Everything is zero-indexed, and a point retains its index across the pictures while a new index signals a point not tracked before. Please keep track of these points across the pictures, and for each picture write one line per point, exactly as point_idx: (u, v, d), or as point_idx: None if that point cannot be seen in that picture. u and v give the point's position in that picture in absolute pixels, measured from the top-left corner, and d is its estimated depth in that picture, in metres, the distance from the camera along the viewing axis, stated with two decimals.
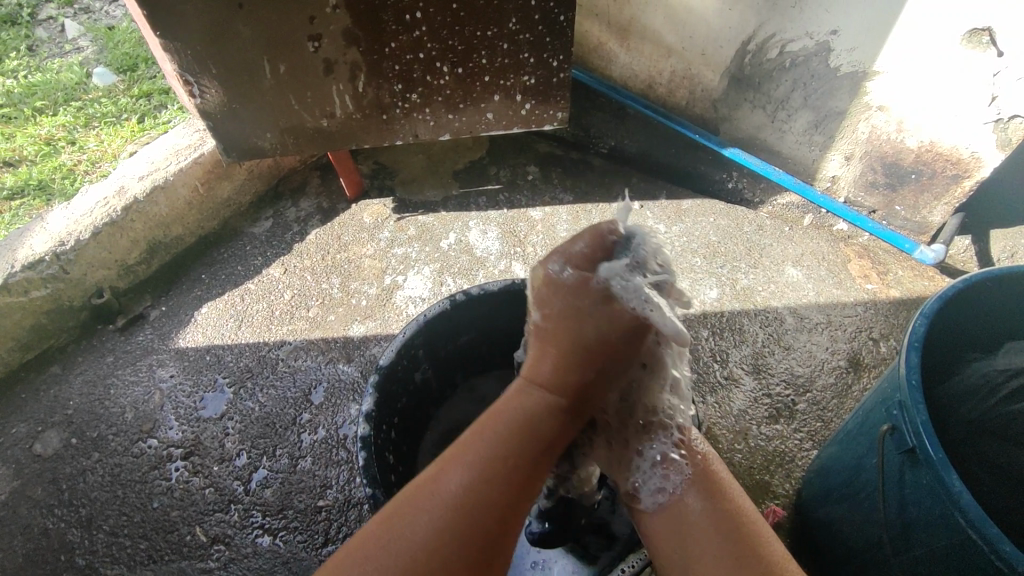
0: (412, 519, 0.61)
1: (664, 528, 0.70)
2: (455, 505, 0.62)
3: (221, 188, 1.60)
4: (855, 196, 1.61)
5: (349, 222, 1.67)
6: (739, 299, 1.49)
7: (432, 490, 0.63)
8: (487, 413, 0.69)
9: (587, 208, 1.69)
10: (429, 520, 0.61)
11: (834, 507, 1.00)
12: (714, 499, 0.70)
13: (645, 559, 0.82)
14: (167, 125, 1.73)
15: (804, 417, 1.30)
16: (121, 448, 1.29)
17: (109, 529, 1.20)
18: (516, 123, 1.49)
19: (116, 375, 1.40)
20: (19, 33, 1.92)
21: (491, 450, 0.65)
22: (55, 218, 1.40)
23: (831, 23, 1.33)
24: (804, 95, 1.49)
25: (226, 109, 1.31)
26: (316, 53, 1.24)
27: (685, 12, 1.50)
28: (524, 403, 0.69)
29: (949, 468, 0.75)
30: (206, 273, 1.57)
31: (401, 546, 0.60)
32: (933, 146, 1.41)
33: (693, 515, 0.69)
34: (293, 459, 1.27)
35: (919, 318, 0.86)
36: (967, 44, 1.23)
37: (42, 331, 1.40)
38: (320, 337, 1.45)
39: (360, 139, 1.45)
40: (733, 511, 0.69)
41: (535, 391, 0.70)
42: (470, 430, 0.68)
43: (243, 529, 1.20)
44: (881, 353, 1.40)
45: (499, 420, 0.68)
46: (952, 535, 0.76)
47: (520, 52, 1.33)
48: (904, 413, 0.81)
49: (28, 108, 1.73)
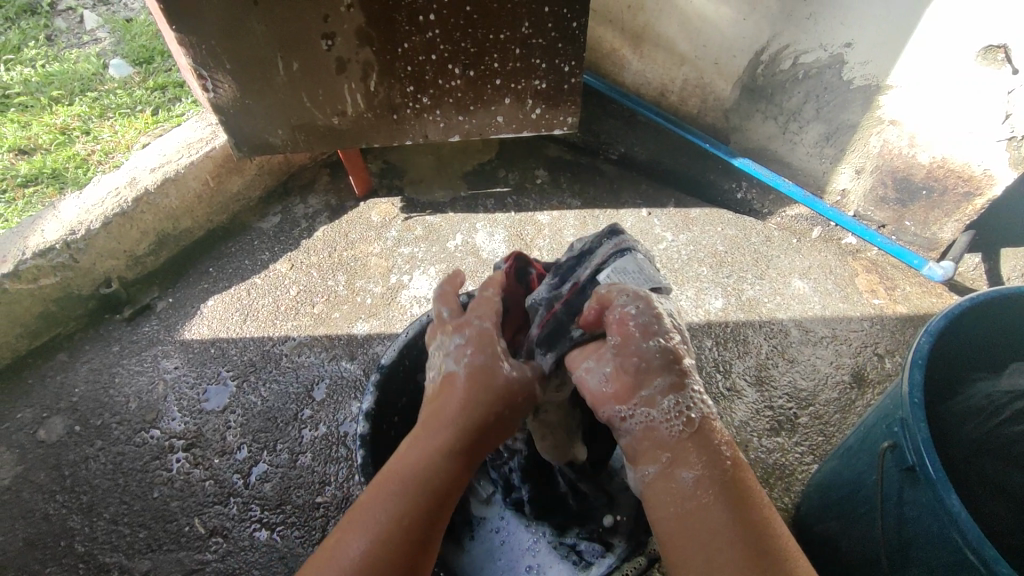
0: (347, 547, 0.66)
1: (677, 525, 0.69)
2: (386, 522, 0.68)
3: (232, 182, 1.61)
4: (865, 210, 1.60)
5: (357, 220, 1.67)
6: (744, 309, 1.49)
7: (370, 514, 0.69)
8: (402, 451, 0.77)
9: (595, 213, 1.69)
10: (361, 541, 0.67)
11: (833, 523, 0.99)
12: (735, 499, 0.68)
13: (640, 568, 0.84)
14: (180, 118, 1.75)
15: (806, 431, 1.30)
16: (124, 437, 1.30)
17: (110, 516, 1.21)
18: (526, 127, 1.49)
19: (122, 364, 1.41)
20: (38, 22, 1.94)
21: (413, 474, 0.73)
22: (67, 207, 1.41)
23: (846, 35, 1.32)
24: (816, 107, 1.48)
25: (238, 104, 1.32)
26: (329, 52, 1.25)
27: (699, 20, 1.49)
28: (435, 438, 0.77)
29: (950, 488, 0.74)
30: (214, 266, 1.58)
31: (345, 562, 0.65)
32: (945, 162, 1.40)
33: (716, 518, 0.67)
34: (293, 454, 1.28)
35: (924, 335, 0.86)
36: (982, 61, 1.22)
37: (50, 318, 1.42)
38: (324, 334, 1.45)
39: (370, 138, 1.46)
40: (753, 510, 0.68)
41: (442, 429, 0.78)
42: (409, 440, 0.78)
43: (241, 522, 1.20)
44: (886, 368, 1.39)
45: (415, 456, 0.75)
46: (950, 556, 0.76)
47: (531, 56, 1.33)
48: (905, 430, 0.81)
49: (44, 97, 1.75)
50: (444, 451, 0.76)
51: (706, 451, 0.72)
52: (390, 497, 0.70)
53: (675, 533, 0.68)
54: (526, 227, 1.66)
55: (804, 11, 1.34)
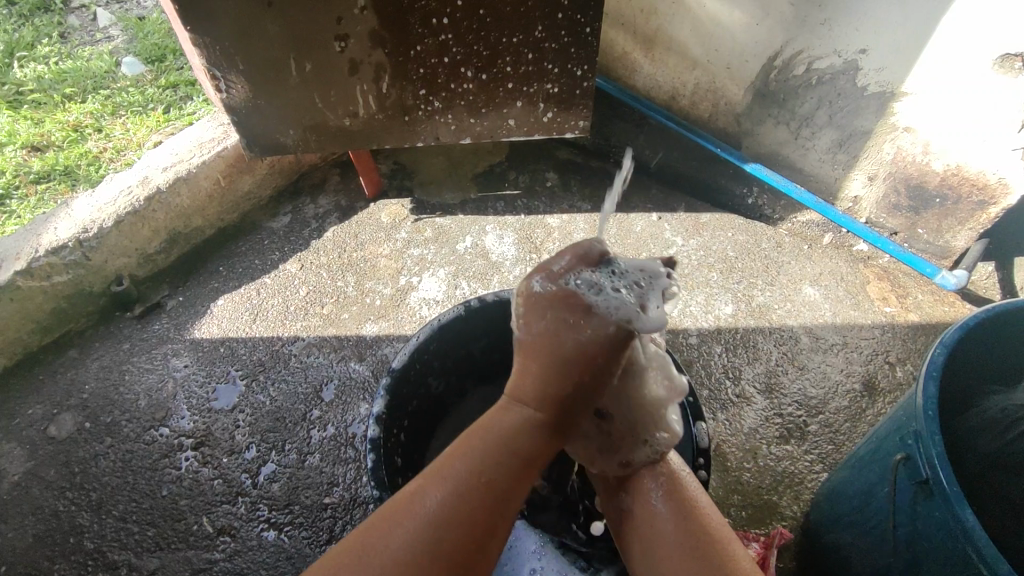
0: (420, 504, 0.67)
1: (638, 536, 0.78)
2: (465, 498, 0.67)
3: (242, 181, 1.61)
4: (877, 217, 1.60)
5: (366, 221, 1.68)
6: (754, 316, 1.48)
7: (449, 480, 0.68)
8: (484, 418, 0.74)
9: (605, 217, 1.69)
10: (435, 504, 0.67)
11: (843, 533, 0.98)
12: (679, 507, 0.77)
13: None
14: (192, 117, 1.75)
15: (815, 439, 1.29)
16: (133, 435, 1.31)
17: (119, 514, 1.22)
18: (537, 130, 1.49)
19: (132, 361, 1.42)
20: (52, 20, 1.95)
21: (496, 444, 0.71)
22: (80, 205, 1.42)
23: (860, 42, 1.31)
24: (829, 113, 1.47)
25: (251, 105, 1.33)
26: (342, 53, 1.25)
27: (712, 24, 1.49)
28: (515, 422, 0.73)
29: (964, 503, 0.73)
30: (224, 265, 1.59)
31: (417, 525, 0.65)
32: (959, 170, 1.39)
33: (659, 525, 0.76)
34: (301, 454, 1.28)
35: (939, 347, 0.85)
36: (999, 69, 1.21)
37: (61, 315, 1.42)
38: (333, 335, 1.46)
39: (381, 140, 1.46)
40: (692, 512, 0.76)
41: (525, 410, 0.74)
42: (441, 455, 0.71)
43: (249, 522, 1.20)
44: (897, 377, 1.38)
45: (489, 431, 0.73)
46: (963, 571, 0.75)
47: (544, 60, 1.33)
48: (919, 443, 0.80)
49: (57, 94, 1.76)
50: (516, 437, 0.72)
51: (654, 471, 0.82)
52: (466, 464, 0.70)
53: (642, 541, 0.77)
54: (536, 229, 1.65)
55: (819, 16, 1.33)
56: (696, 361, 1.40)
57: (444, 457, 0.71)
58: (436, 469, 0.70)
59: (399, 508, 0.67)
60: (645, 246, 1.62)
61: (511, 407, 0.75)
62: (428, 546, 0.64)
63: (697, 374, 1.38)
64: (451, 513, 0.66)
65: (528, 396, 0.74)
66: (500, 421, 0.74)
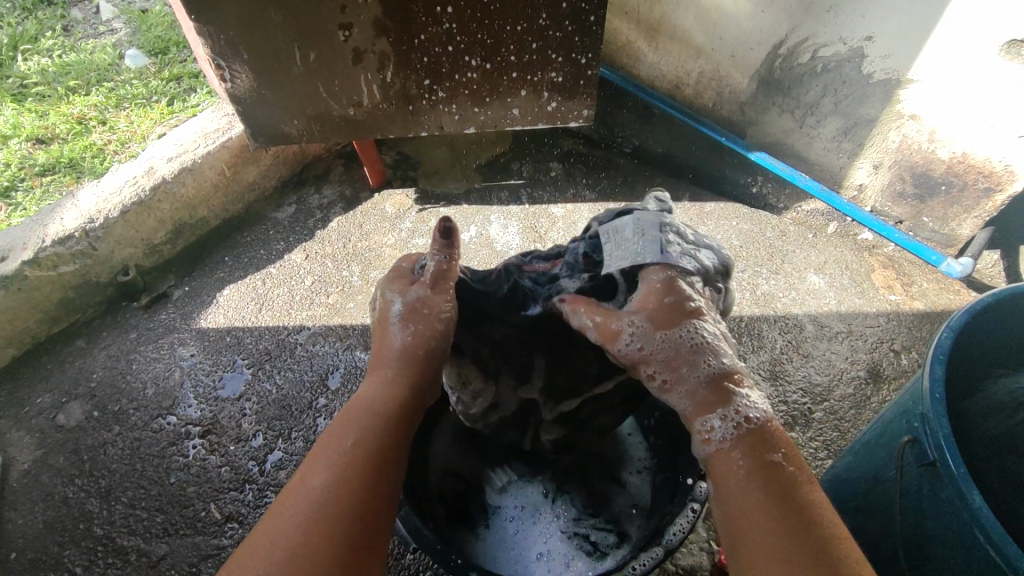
0: (308, 485, 0.64)
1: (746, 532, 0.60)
2: (348, 458, 0.66)
3: (247, 172, 1.62)
4: (882, 205, 1.59)
5: (371, 211, 1.68)
6: (759, 304, 1.48)
7: (330, 450, 0.67)
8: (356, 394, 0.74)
9: (608, 206, 1.69)
10: (324, 476, 0.64)
11: (849, 518, 0.99)
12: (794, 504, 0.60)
13: (655, 559, 0.85)
14: (196, 109, 1.76)
15: (820, 426, 1.29)
16: (141, 423, 1.32)
17: (127, 501, 1.23)
18: (541, 119, 1.49)
19: (139, 351, 1.42)
20: (55, 13, 1.96)
21: (368, 407, 0.71)
22: (85, 195, 1.42)
23: (866, 29, 1.31)
24: (834, 101, 1.47)
25: (256, 94, 1.33)
26: (347, 41, 1.25)
27: (717, 13, 1.48)
28: (385, 383, 0.73)
29: (971, 484, 0.74)
30: (229, 255, 1.59)
31: (306, 501, 0.62)
32: (965, 158, 1.39)
33: (760, 518, 0.60)
34: (308, 442, 1.29)
35: (945, 331, 0.85)
36: (1005, 55, 1.20)
37: (68, 305, 1.43)
38: (338, 324, 1.46)
39: (385, 129, 1.46)
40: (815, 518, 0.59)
41: (390, 371, 0.74)
42: (334, 424, 0.70)
43: (257, 509, 1.21)
44: (902, 365, 1.38)
45: (365, 400, 0.73)
46: (969, 552, 0.75)
47: (548, 48, 1.33)
48: (925, 425, 0.80)
49: (61, 87, 1.76)
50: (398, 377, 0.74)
51: (760, 453, 0.64)
52: (349, 433, 0.68)
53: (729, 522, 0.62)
54: (541, 219, 1.65)
55: (824, 3, 1.32)
56: None
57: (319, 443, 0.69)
58: (314, 451, 0.67)
59: (288, 494, 0.63)
60: None
61: (372, 378, 0.75)
62: (324, 514, 0.61)
63: None
64: (339, 477, 0.64)
65: (393, 357, 0.76)
66: (367, 391, 0.74)
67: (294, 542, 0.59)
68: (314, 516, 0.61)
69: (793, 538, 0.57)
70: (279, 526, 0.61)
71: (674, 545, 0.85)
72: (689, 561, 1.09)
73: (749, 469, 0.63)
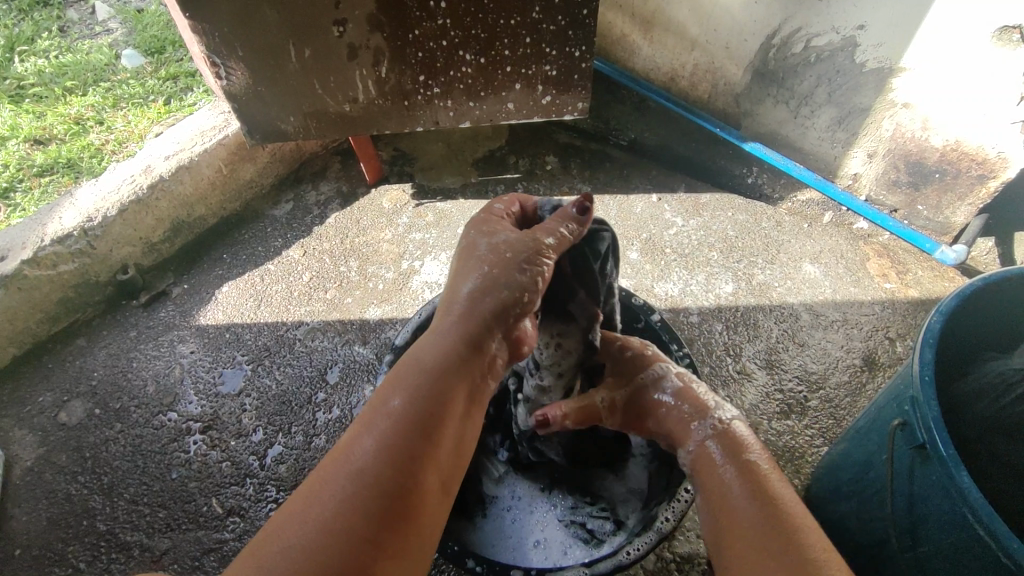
0: (358, 447, 0.66)
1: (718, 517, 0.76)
2: (395, 424, 0.69)
3: (244, 170, 1.62)
4: (877, 194, 1.60)
5: (368, 206, 1.69)
6: (754, 294, 1.49)
7: (379, 419, 0.69)
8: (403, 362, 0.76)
9: (604, 199, 1.69)
10: (370, 440, 0.67)
11: (844, 502, 1.00)
12: (769, 498, 0.73)
13: (649, 543, 0.86)
14: (193, 107, 1.76)
15: (816, 414, 1.30)
16: (142, 420, 1.33)
17: (130, 497, 1.24)
18: (537, 113, 1.49)
19: (139, 349, 1.43)
20: (51, 14, 1.96)
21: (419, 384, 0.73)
22: (83, 194, 1.43)
23: (859, 18, 1.31)
24: (828, 91, 1.47)
25: (252, 91, 1.33)
26: (341, 38, 1.26)
27: (710, 4, 1.49)
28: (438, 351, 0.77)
29: (960, 465, 0.75)
30: (228, 252, 1.60)
31: (353, 465, 0.65)
32: (958, 145, 1.39)
33: (741, 514, 0.73)
34: (308, 436, 1.30)
35: (935, 315, 0.86)
36: (997, 42, 1.21)
37: (68, 304, 1.44)
38: (337, 319, 1.47)
39: (381, 125, 1.47)
40: (786, 509, 0.71)
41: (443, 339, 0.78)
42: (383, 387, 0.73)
43: (258, 503, 1.22)
44: (897, 352, 1.39)
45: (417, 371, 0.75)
46: (960, 532, 0.76)
47: (542, 42, 1.33)
48: (916, 408, 0.81)
49: (58, 87, 1.77)
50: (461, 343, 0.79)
51: (734, 454, 0.81)
52: (395, 409, 0.70)
53: (718, 532, 0.75)
54: None
55: None
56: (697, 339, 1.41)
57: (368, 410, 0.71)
58: (364, 419, 0.70)
59: (334, 456, 0.66)
60: (645, 227, 1.63)
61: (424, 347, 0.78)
62: (371, 481, 0.64)
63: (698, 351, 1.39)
64: (384, 449, 0.66)
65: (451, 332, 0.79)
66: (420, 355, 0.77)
67: (342, 505, 0.62)
68: (359, 480, 0.63)
69: (771, 530, 0.69)
70: (328, 485, 0.63)
71: (667, 530, 0.86)
72: (688, 548, 1.10)
73: (733, 472, 0.78)
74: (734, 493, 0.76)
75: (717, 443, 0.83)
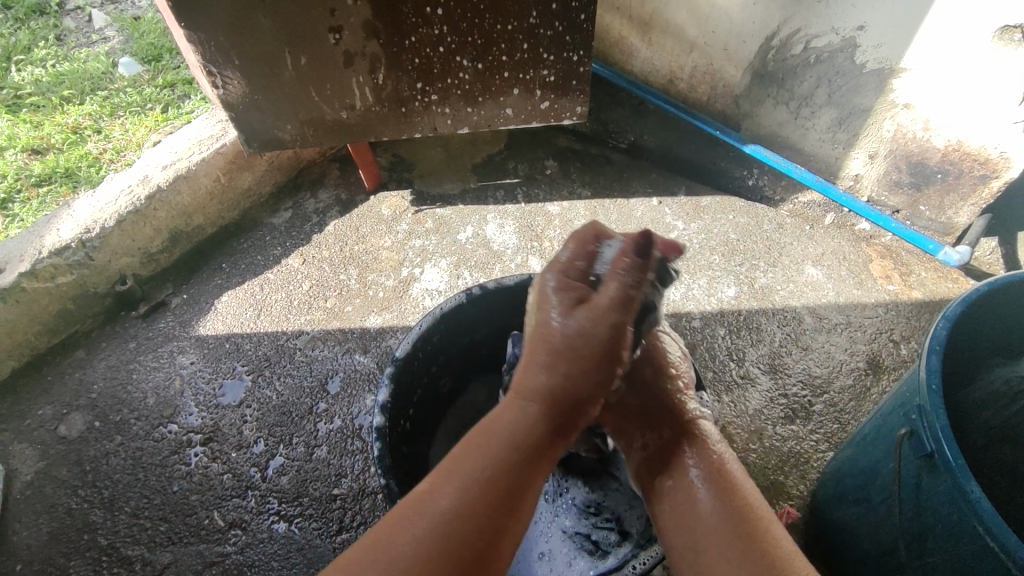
0: (437, 503, 0.62)
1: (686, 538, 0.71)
2: (476, 488, 0.64)
3: (242, 178, 1.61)
4: (879, 195, 1.59)
5: (367, 213, 1.68)
6: (757, 298, 1.48)
7: (461, 473, 0.64)
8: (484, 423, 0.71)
9: (604, 203, 1.68)
10: (450, 501, 0.62)
11: (850, 510, 0.99)
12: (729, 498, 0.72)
13: (654, 557, 0.82)
14: (190, 115, 1.75)
15: (821, 419, 1.29)
16: (142, 433, 1.32)
17: (131, 510, 1.23)
18: (535, 118, 1.48)
19: (139, 360, 1.43)
20: (48, 23, 1.95)
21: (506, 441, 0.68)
22: (81, 206, 1.42)
23: (858, 18, 1.30)
24: (828, 92, 1.46)
25: (248, 100, 1.33)
26: (337, 45, 1.25)
27: (708, 6, 1.48)
28: (523, 415, 0.71)
29: (969, 475, 0.73)
30: (227, 262, 1.59)
31: (429, 525, 0.60)
32: (960, 145, 1.38)
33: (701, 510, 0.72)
34: (309, 447, 1.29)
35: (941, 322, 0.85)
36: (998, 42, 1.20)
37: (67, 316, 1.43)
38: (337, 328, 1.46)
39: (379, 132, 1.46)
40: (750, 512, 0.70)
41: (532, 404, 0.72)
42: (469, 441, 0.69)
43: (259, 515, 1.22)
44: (901, 355, 1.38)
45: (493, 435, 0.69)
46: (969, 542, 0.75)
47: (539, 46, 1.33)
48: (923, 417, 0.80)
49: (55, 97, 1.76)
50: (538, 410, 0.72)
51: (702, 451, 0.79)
52: (476, 468, 0.65)
53: (668, 515, 0.75)
54: (537, 218, 1.65)
55: None
56: (700, 343, 1.40)
57: (448, 462, 0.66)
58: (443, 471, 0.65)
59: (414, 503, 0.62)
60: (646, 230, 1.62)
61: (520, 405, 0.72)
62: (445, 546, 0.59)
63: (701, 356, 1.38)
64: (459, 520, 0.61)
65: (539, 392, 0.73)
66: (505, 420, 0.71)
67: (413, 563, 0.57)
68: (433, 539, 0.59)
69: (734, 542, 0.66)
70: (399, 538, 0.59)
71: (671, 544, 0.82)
72: None
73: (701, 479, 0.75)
74: (698, 482, 0.75)
75: (684, 433, 0.82)
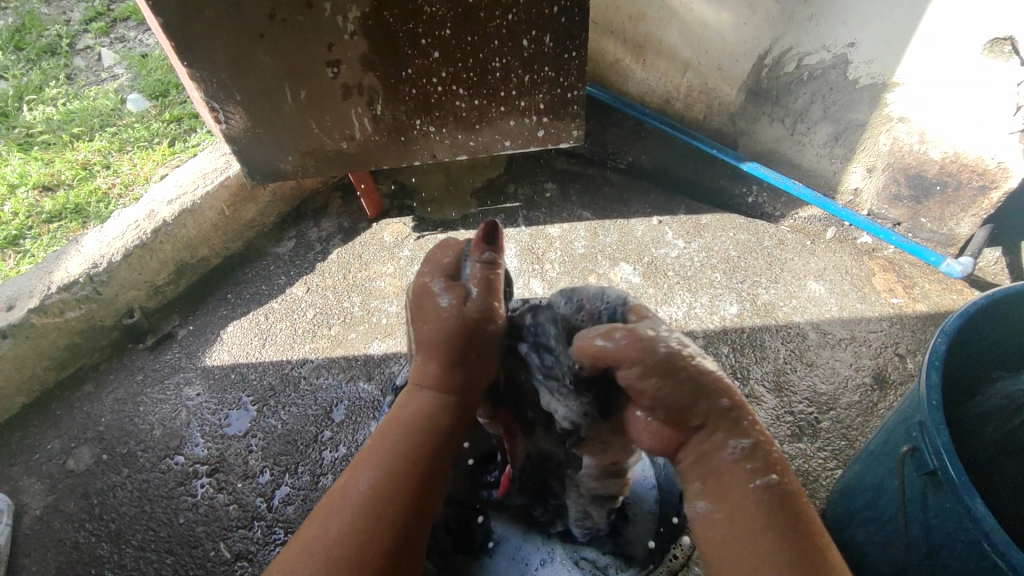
0: (354, 485, 0.67)
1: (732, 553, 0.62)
2: (387, 469, 0.69)
3: (246, 210, 1.64)
4: (878, 209, 1.59)
5: (369, 241, 1.70)
6: (760, 314, 1.47)
7: (375, 457, 0.70)
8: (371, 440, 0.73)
9: (604, 224, 1.69)
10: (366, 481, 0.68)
11: (859, 531, 0.97)
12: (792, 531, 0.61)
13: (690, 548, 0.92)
14: (196, 148, 1.79)
15: (828, 436, 1.28)
16: (149, 465, 1.33)
17: (138, 544, 1.23)
18: (531, 144, 1.50)
19: (146, 393, 1.44)
20: (59, 62, 2.00)
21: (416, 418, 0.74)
22: (88, 241, 1.45)
23: (849, 35, 1.32)
24: (823, 108, 1.47)
25: (250, 134, 1.35)
26: (335, 79, 1.28)
27: (701, 27, 1.50)
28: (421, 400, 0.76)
29: (972, 491, 0.73)
30: (231, 292, 1.61)
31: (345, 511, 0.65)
32: (958, 157, 1.38)
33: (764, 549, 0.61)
34: (314, 476, 1.29)
35: (940, 335, 0.85)
36: (989, 54, 1.21)
37: (75, 351, 1.45)
38: (341, 355, 1.47)
39: (380, 160, 1.48)
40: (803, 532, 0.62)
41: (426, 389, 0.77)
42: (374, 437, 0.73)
43: (265, 546, 1.21)
44: (908, 369, 1.37)
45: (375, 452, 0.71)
46: (976, 562, 0.74)
47: (533, 73, 1.34)
48: (925, 434, 0.79)
49: (66, 134, 1.80)
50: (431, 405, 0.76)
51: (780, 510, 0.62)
52: (384, 448, 0.71)
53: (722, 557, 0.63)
54: (538, 240, 1.66)
55: (805, 12, 1.33)
56: None
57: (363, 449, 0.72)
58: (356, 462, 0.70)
59: (334, 497, 0.67)
60: (646, 250, 1.62)
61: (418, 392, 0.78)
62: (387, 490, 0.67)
63: None
64: (387, 474, 0.68)
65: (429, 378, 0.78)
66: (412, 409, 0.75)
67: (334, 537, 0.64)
68: (415, 436, 0.72)
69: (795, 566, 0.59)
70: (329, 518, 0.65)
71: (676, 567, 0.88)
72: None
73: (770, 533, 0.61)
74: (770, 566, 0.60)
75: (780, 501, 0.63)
